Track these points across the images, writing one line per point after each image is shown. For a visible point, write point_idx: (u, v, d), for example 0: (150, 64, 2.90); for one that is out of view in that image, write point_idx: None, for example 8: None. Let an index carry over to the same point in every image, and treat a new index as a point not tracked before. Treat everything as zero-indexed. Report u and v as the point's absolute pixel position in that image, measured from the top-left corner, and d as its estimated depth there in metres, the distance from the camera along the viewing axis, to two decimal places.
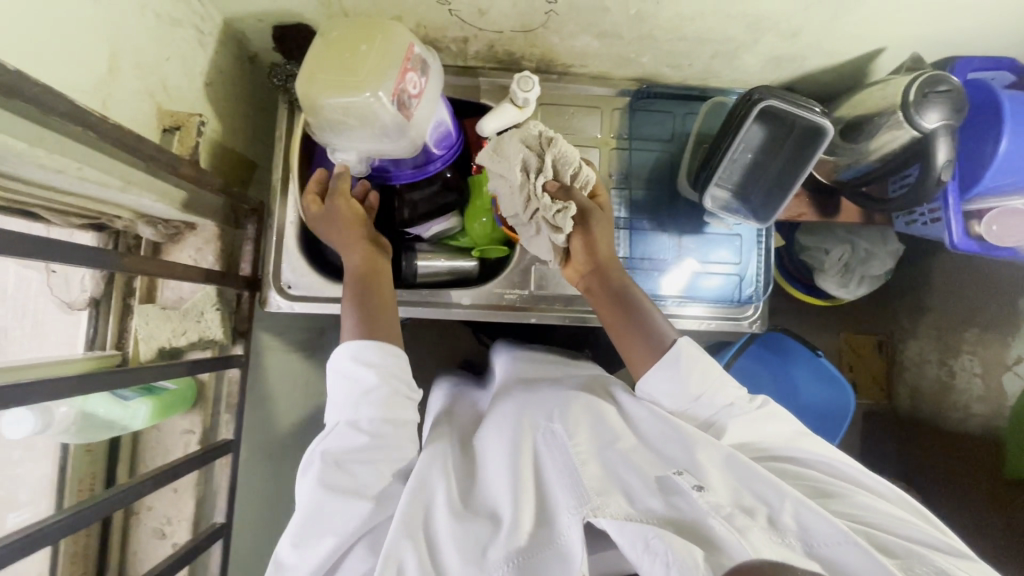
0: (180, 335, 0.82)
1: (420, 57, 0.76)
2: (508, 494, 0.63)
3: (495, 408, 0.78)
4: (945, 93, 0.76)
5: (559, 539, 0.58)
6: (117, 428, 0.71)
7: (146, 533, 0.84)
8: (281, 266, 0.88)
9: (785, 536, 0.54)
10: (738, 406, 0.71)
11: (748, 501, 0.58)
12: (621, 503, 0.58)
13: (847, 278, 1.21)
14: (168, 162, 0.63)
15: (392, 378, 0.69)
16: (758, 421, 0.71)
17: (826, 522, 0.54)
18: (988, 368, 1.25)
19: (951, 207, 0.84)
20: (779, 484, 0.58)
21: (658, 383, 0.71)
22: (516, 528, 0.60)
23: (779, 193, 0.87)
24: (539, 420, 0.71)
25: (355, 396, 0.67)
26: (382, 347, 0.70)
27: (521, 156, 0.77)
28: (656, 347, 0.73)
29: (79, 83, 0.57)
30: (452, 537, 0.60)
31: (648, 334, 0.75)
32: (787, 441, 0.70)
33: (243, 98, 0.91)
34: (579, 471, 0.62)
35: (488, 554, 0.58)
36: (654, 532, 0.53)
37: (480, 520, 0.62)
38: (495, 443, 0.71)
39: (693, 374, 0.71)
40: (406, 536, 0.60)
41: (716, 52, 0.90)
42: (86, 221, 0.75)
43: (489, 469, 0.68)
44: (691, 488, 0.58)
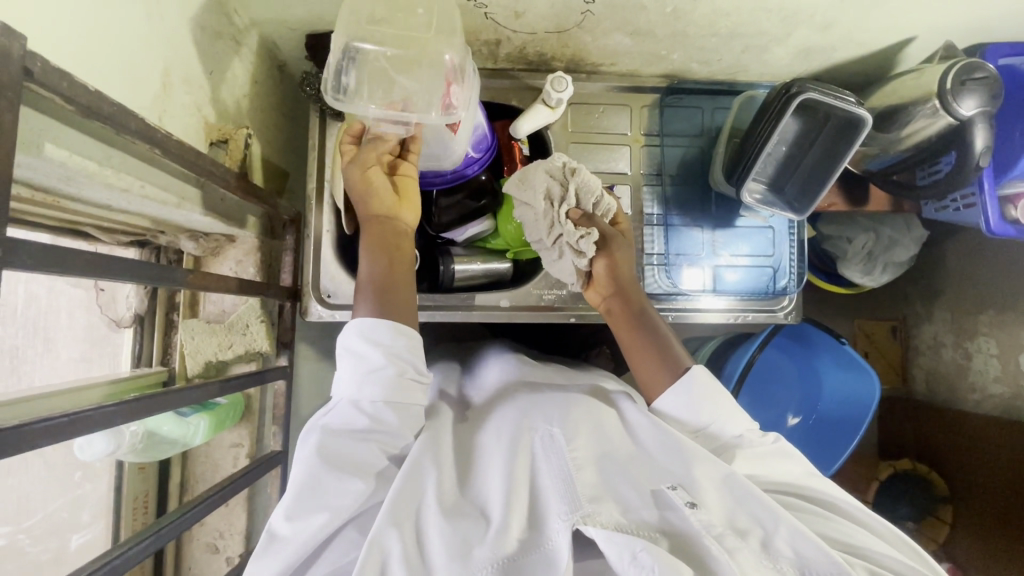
0: (226, 349, 0.82)
1: (459, 60, 0.71)
2: (499, 495, 0.61)
3: (494, 409, 0.75)
4: (981, 80, 0.77)
5: (547, 543, 0.58)
6: (178, 445, 0.72)
7: (200, 547, 0.84)
8: (320, 275, 0.87)
9: (777, 561, 0.57)
10: (750, 438, 0.71)
11: (743, 523, 0.60)
12: (614, 512, 0.59)
13: (870, 266, 1.22)
14: (221, 176, 0.63)
15: (400, 361, 0.65)
16: (769, 455, 0.71)
17: (819, 551, 0.57)
18: (1004, 350, 1.26)
19: (986, 192, 0.85)
20: (776, 508, 0.60)
21: (671, 403, 0.71)
22: (505, 529, 0.58)
23: (816, 185, 0.88)
24: (537, 422, 0.69)
25: (360, 374, 0.63)
26: (394, 327, 0.66)
27: (546, 186, 0.79)
28: (670, 369, 0.73)
29: (139, 99, 0.57)
30: (440, 535, 0.58)
31: (664, 356, 0.74)
32: (795, 478, 0.70)
33: (276, 108, 0.91)
34: (571, 475, 0.62)
35: (473, 552, 0.56)
36: (642, 544, 0.54)
37: (469, 517, 0.60)
38: (493, 443, 0.68)
39: (709, 401, 0.70)
40: (392, 522, 0.58)
41: (747, 46, 0.90)
42: (131, 238, 0.75)
43: (485, 468, 0.66)
44: (684, 505, 0.59)
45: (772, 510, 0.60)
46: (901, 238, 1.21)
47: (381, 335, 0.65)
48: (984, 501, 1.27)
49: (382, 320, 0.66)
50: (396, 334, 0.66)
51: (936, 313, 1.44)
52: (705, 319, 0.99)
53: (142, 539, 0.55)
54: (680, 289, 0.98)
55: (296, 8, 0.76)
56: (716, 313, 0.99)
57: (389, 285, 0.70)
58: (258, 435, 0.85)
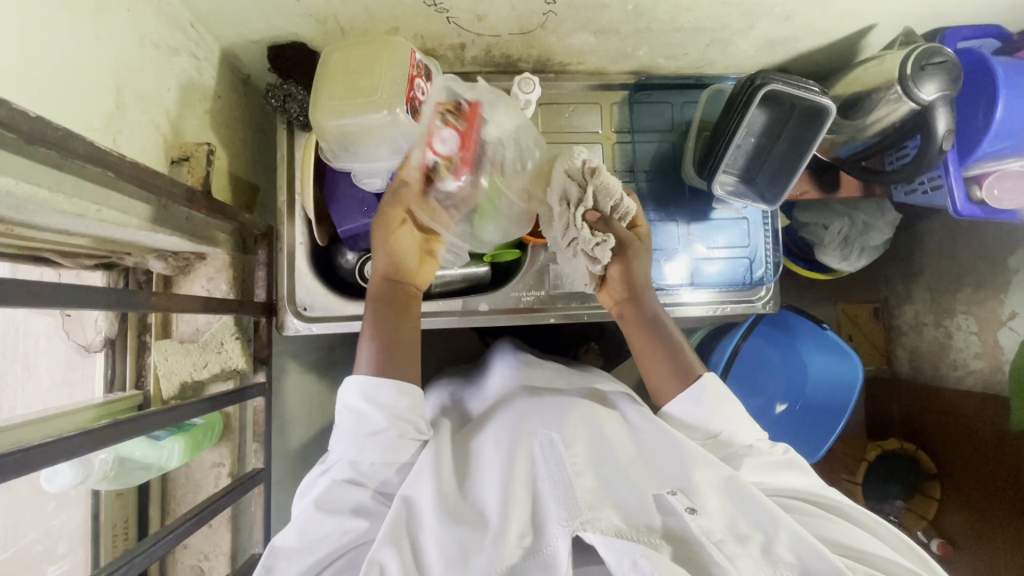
0: (202, 367, 0.80)
1: (422, 62, 0.76)
2: (496, 501, 0.63)
3: (494, 411, 0.76)
4: (940, 64, 0.78)
5: (546, 548, 0.61)
6: (153, 470, 0.70)
7: (185, 570, 0.82)
8: (296, 288, 0.88)
9: (777, 566, 0.61)
10: (757, 448, 0.73)
11: (744, 528, 0.64)
12: (613, 518, 0.62)
13: (847, 251, 1.23)
14: (182, 195, 0.62)
15: (401, 420, 0.68)
16: (778, 466, 0.72)
17: (823, 559, 0.60)
18: (984, 326, 1.28)
19: (951, 174, 0.86)
20: (778, 516, 0.62)
21: (680, 408, 0.73)
22: (503, 535, 0.60)
23: (785, 174, 0.89)
24: (535, 426, 0.70)
25: (361, 436, 0.67)
26: (399, 387, 0.68)
27: (562, 185, 0.74)
28: (685, 379, 0.75)
29: (91, 122, 0.56)
30: (440, 542, 0.60)
31: (677, 364, 0.76)
32: (798, 484, 0.71)
33: (242, 121, 0.90)
34: (570, 481, 0.64)
35: (472, 560, 0.58)
36: (642, 550, 0.58)
37: (467, 522, 0.62)
38: (489, 447, 0.69)
39: (717, 411, 0.72)
40: (389, 541, 0.60)
41: (712, 40, 0.90)
42: (96, 260, 0.73)
43: (483, 471, 0.67)
44: (685, 510, 0.63)
45: (774, 518, 0.62)
46: (875, 222, 1.23)
47: (384, 395, 0.68)
48: (971, 475, 1.28)
49: (382, 380, 0.68)
50: (400, 393, 0.68)
51: (915, 294, 1.46)
52: (685, 313, 1.00)
53: (119, 567, 0.54)
54: (658, 283, 0.98)
55: (254, 20, 0.75)
56: (691, 306, 1.00)
57: (396, 351, 0.71)
58: (240, 453, 0.83)
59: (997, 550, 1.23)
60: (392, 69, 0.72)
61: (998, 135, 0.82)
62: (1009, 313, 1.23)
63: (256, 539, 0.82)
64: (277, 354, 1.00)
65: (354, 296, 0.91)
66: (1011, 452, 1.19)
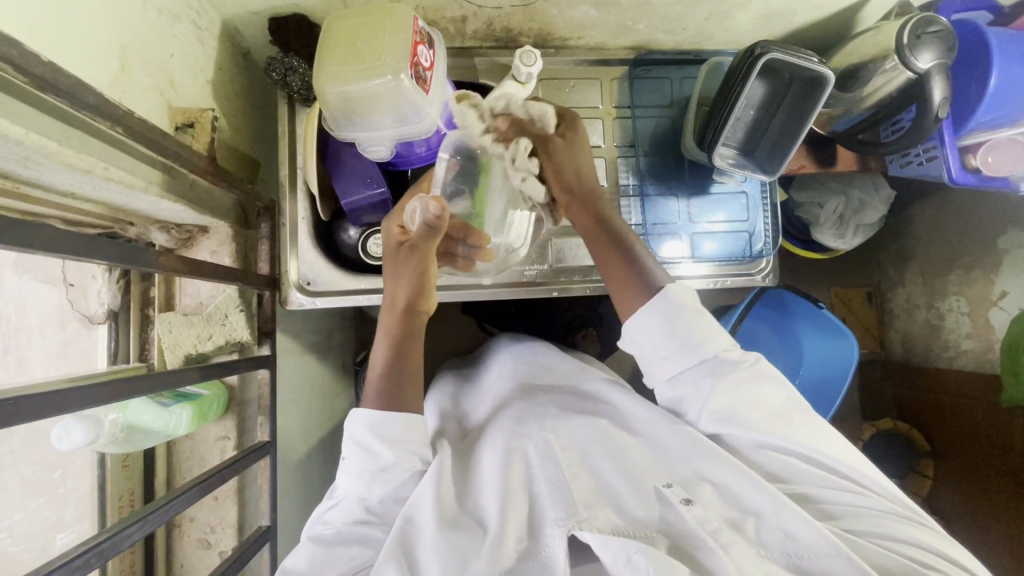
0: (206, 339, 0.79)
1: (424, 30, 0.77)
2: (496, 509, 0.67)
3: (491, 420, 0.81)
4: (935, 33, 0.79)
5: (543, 552, 0.64)
6: (160, 435, 0.70)
7: (191, 543, 0.81)
8: (298, 263, 0.89)
9: (769, 549, 0.62)
10: (726, 360, 0.71)
11: (737, 514, 0.65)
12: (609, 516, 0.64)
13: (842, 229, 1.25)
14: (189, 158, 0.62)
15: (409, 454, 0.69)
16: (745, 387, 0.70)
17: (813, 531, 0.60)
18: (975, 306, 1.31)
19: (947, 144, 0.87)
20: (775, 495, 0.63)
21: (644, 325, 0.72)
22: (500, 540, 0.63)
23: (783, 146, 0.90)
24: (530, 427, 0.75)
25: (370, 471, 0.68)
26: (405, 418, 0.70)
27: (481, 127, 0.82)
28: (647, 288, 0.75)
29: (96, 79, 0.55)
30: (438, 547, 0.63)
31: (638, 273, 0.76)
32: (776, 417, 0.69)
33: (243, 95, 0.89)
34: (567, 482, 0.68)
35: (471, 565, 0.61)
36: (635, 546, 0.58)
37: (468, 529, 0.66)
38: (489, 457, 0.74)
39: (686, 323, 0.71)
40: (390, 557, 0.62)
41: (710, 13, 0.91)
42: (99, 230, 0.72)
43: (485, 482, 0.72)
44: (680, 502, 0.64)
45: (774, 505, 0.62)
46: (869, 200, 1.25)
47: (393, 429, 0.69)
48: (964, 452, 1.31)
49: (391, 413, 0.69)
50: (407, 427, 0.69)
51: (907, 277, 1.49)
52: (685, 287, 1.00)
53: (128, 525, 0.53)
54: (659, 256, 0.99)
55: None
56: (693, 279, 1.00)
57: (403, 387, 0.72)
58: (245, 427, 0.83)
59: (990, 526, 1.25)
60: (395, 37, 0.73)
61: (992, 103, 0.83)
62: (999, 293, 1.25)
63: (263, 512, 0.82)
64: (280, 333, 1.00)
65: (358, 272, 0.92)
66: (1001, 426, 1.21)
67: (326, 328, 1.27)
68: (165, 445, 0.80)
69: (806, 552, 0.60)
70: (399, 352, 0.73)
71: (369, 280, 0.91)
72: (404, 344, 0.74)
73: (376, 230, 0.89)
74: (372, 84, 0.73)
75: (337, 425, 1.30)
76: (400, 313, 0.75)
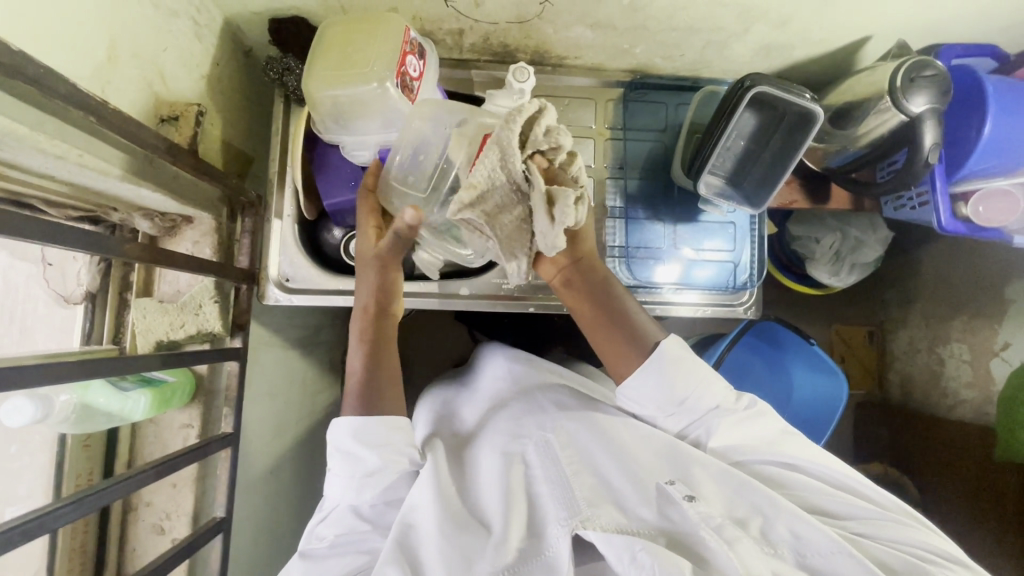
0: (179, 327, 0.80)
1: (416, 40, 0.78)
2: (499, 510, 0.69)
3: (494, 419, 0.84)
4: (931, 77, 0.78)
5: (547, 551, 0.64)
6: (116, 418, 0.70)
7: (145, 529, 0.81)
8: (279, 258, 0.91)
9: (776, 547, 0.63)
10: (725, 407, 0.73)
11: (742, 512, 0.66)
12: (613, 514, 0.65)
13: (838, 266, 1.24)
14: (166, 150, 0.63)
15: (396, 456, 0.70)
16: (744, 422, 0.73)
17: (817, 532, 0.62)
18: (976, 355, 1.27)
19: (939, 191, 0.85)
20: (774, 498, 0.65)
21: (643, 384, 0.71)
22: (504, 538, 0.65)
23: (771, 179, 0.89)
24: (531, 430, 0.79)
25: (357, 478, 0.69)
26: (385, 422, 0.70)
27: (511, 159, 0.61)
28: (641, 346, 0.72)
29: (84, 71, 0.57)
30: (442, 549, 0.65)
31: (633, 338, 0.72)
32: (768, 441, 0.73)
33: (239, 90, 0.91)
34: (568, 481, 0.70)
35: (475, 565, 0.63)
36: (640, 544, 0.59)
37: (470, 530, 0.68)
38: (488, 459, 0.77)
39: (681, 378, 0.71)
40: (392, 560, 0.64)
41: (708, 42, 0.91)
42: (81, 213, 0.73)
43: (487, 483, 0.75)
44: (682, 499, 0.65)
45: (774, 501, 0.65)
46: (867, 239, 1.23)
47: (375, 435, 0.69)
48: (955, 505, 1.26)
49: (371, 418, 0.69)
50: (386, 431, 0.70)
51: (911, 319, 1.45)
52: (669, 312, 1.02)
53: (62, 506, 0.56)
54: (643, 281, 0.99)
55: None
56: (676, 306, 1.01)
57: (381, 387, 0.72)
58: (210, 416, 0.83)
59: None
60: (384, 46, 0.75)
61: (986, 152, 0.81)
62: (1002, 344, 1.22)
63: (219, 502, 0.82)
64: (259, 325, 1.01)
65: (336, 272, 0.94)
66: (996, 480, 1.17)
67: (313, 325, 1.28)
68: (129, 428, 0.81)
69: (809, 551, 0.62)
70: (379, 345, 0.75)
71: (349, 280, 0.93)
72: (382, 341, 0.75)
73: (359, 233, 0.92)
74: (359, 90, 0.75)
75: (315, 420, 1.30)
76: (372, 316, 0.76)
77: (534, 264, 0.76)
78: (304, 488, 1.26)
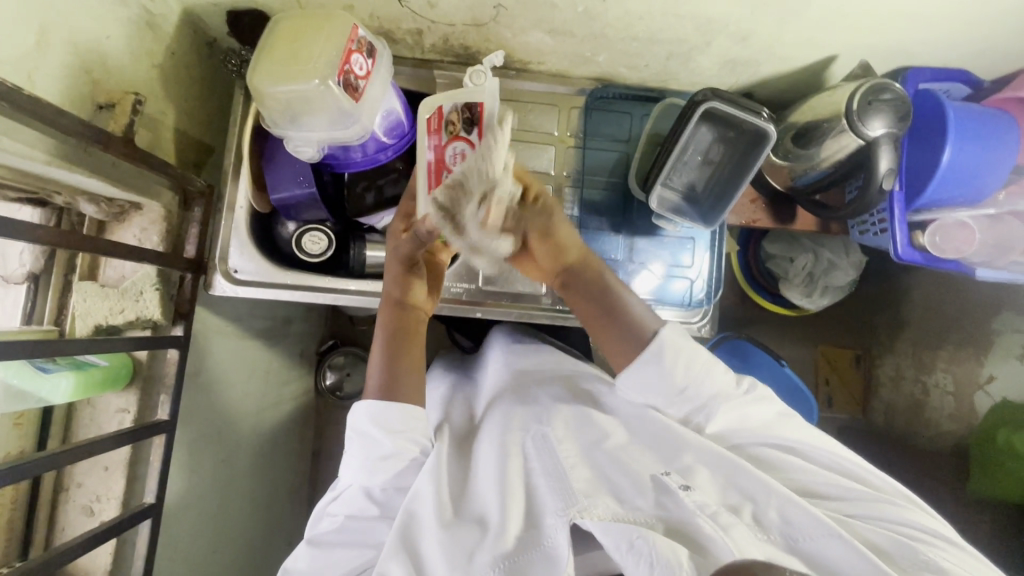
0: (118, 312, 0.81)
1: (365, 39, 0.78)
2: (496, 500, 0.69)
3: (492, 407, 0.83)
4: (888, 101, 0.75)
5: (546, 542, 0.64)
6: (29, 396, 0.69)
7: (75, 510, 0.82)
8: (228, 250, 0.92)
9: (769, 532, 0.61)
10: (724, 394, 0.72)
11: (734, 499, 0.65)
12: (609, 504, 0.64)
13: (810, 288, 1.22)
14: (94, 137, 0.64)
15: (406, 441, 0.70)
16: (746, 405, 0.73)
17: (805, 515, 0.61)
18: (961, 388, 1.24)
19: (895, 218, 0.82)
20: (765, 482, 0.64)
21: (642, 376, 0.71)
22: (503, 529, 0.65)
23: (725, 197, 0.87)
24: (530, 421, 0.77)
25: (371, 460, 0.70)
26: (401, 408, 0.70)
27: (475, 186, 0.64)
28: (635, 339, 0.72)
29: (10, 56, 0.58)
30: (442, 542, 0.65)
31: (630, 329, 0.72)
32: (765, 422, 0.73)
33: (198, 80, 0.91)
34: (565, 472, 0.69)
35: (475, 558, 0.64)
36: (638, 532, 0.58)
37: (468, 525, 0.68)
38: (487, 446, 0.77)
39: (679, 363, 0.70)
40: (394, 553, 0.65)
41: (671, 54, 0.89)
42: (23, 194, 0.74)
43: (484, 472, 0.74)
44: (679, 488, 0.63)
45: (765, 487, 0.64)
46: (840, 262, 1.20)
47: (394, 420, 0.70)
48: None
49: (388, 402, 0.70)
50: (403, 415, 0.70)
51: (895, 346, 1.41)
52: None
53: None
54: None
55: None
56: None
57: (404, 373, 0.74)
58: (147, 402, 0.84)
59: None
60: (329, 44, 0.75)
61: (944, 179, 0.79)
62: (987, 376, 1.19)
63: (150, 488, 0.83)
64: (213, 314, 1.02)
65: (286, 265, 0.95)
66: None
67: (280, 315, 1.29)
68: (64, 409, 0.82)
69: (799, 537, 0.60)
70: (399, 334, 0.76)
71: (297, 274, 0.94)
72: (404, 331, 0.77)
73: (311, 228, 0.93)
74: (302, 87, 0.75)
75: (278, 410, 1.31)
76: (394, 305, 0.78)
77: (517, 265, 0.82)
78: (264, 478, 1.26)
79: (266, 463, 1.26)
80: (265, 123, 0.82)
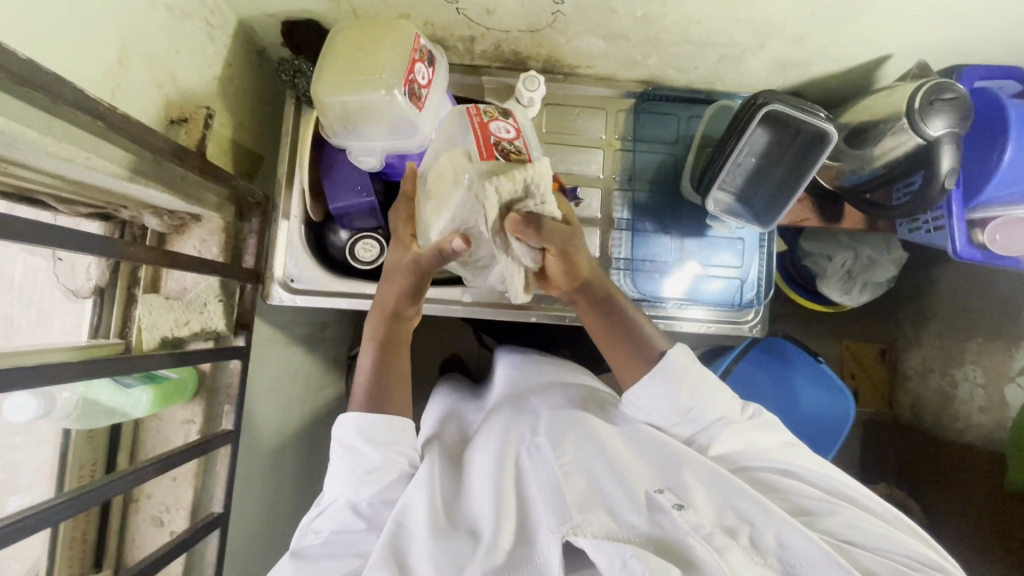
0: (182, 325, 0.82)
1: (426, 48, 0.78)
2: (489, 513, 0.67)
3: (488, 421, 0.82)
4: (950, 101, 0.76)
5: (536, 558, 0.63)
6: (117, 415, 0.72)
7: (145, 521, 0.83)
8: (285, 260, 0.92)
9: (764, 555, 0.63)
10: (729, 418, 0.74)
11: (732, 521, 0.66)
12: (604, 520, 0.65)
13: (849, 285, 1.22)
14: (173, 152, 0.64)
15: (395, 455, 0.71)
16: (748, 430, 0.74)
17: (805, 539, 0.62)
18: (991, 379, 1.22)
19: (954, 215, 0.83)
20: (764, 504, 0.65)
21: (648, 391, 0.73)
22: (496, 543, 0.64)
23: (781, 199, 0.87)
24: (524, 432, 0.77)
25: (358, 474, 0.69)
26: (389, 421, 0.71)
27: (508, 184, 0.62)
28: (646, 357, 0.74)
29: (95, 74, 0.59)
30: (431, 553, 0.62)
31: (639, 347, 0.74)
32: (768, 447, 0.74)
33: (252, 91, 0.92)
34: (559, 485, 0.68)
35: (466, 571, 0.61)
36: (631, 550, 0.60)
37: (458, 537, 0.66)
38: (482, 458, 0.75)
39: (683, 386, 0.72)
40: (382, 564, 0.62)
41: (722, 56, 0.89)
42: (92, 210, 0.75)
43: (478, 484, 0.73)
44: (672, 507, 0.65)
45: (765, 512, 0.64)
46: (881, 259, 1.21)
47: (380, 433, 0.70)
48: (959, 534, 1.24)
49: (374, 415, 0.70)
50: (389, 426, 0.71)
51: (923, 340, 1.41)
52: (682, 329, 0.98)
53: (60, 501, 0.57)
54: (646, 295, 0.97)
55: None
56: (681, 321, 0.98)
57: (391, 386, 0.73)
58: (211, 412, 0.85)
59: None
60: (394, 53, 0.75)
61: (1002, 179, 0.80)
62: (1018, 369, 1.16)
63: (217, 498, 0.84)
64: (263, 323, 1.02)
65: (340, 273, 0.95)
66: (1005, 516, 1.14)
67: (318, 322, 1.29)
68: (132, 422, 0.83)
69: (793, 559, 0.62)
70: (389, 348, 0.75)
71: (352, 282, 0.94)
72: (394, 344, 0.75)
73: (364, 236, 0.92)
74: (367, 97, 0.75)
75: (318, 415, 1.31)
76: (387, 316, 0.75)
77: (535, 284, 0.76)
78: (305, 483, 1.26)
79: (308, 468, 1.27)
80: (324, 132, 0.82)
